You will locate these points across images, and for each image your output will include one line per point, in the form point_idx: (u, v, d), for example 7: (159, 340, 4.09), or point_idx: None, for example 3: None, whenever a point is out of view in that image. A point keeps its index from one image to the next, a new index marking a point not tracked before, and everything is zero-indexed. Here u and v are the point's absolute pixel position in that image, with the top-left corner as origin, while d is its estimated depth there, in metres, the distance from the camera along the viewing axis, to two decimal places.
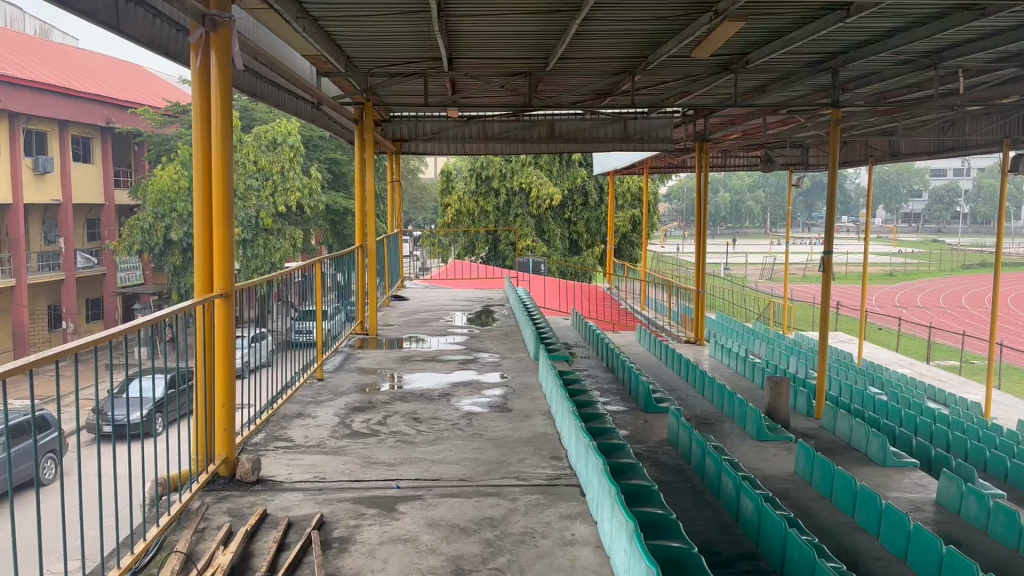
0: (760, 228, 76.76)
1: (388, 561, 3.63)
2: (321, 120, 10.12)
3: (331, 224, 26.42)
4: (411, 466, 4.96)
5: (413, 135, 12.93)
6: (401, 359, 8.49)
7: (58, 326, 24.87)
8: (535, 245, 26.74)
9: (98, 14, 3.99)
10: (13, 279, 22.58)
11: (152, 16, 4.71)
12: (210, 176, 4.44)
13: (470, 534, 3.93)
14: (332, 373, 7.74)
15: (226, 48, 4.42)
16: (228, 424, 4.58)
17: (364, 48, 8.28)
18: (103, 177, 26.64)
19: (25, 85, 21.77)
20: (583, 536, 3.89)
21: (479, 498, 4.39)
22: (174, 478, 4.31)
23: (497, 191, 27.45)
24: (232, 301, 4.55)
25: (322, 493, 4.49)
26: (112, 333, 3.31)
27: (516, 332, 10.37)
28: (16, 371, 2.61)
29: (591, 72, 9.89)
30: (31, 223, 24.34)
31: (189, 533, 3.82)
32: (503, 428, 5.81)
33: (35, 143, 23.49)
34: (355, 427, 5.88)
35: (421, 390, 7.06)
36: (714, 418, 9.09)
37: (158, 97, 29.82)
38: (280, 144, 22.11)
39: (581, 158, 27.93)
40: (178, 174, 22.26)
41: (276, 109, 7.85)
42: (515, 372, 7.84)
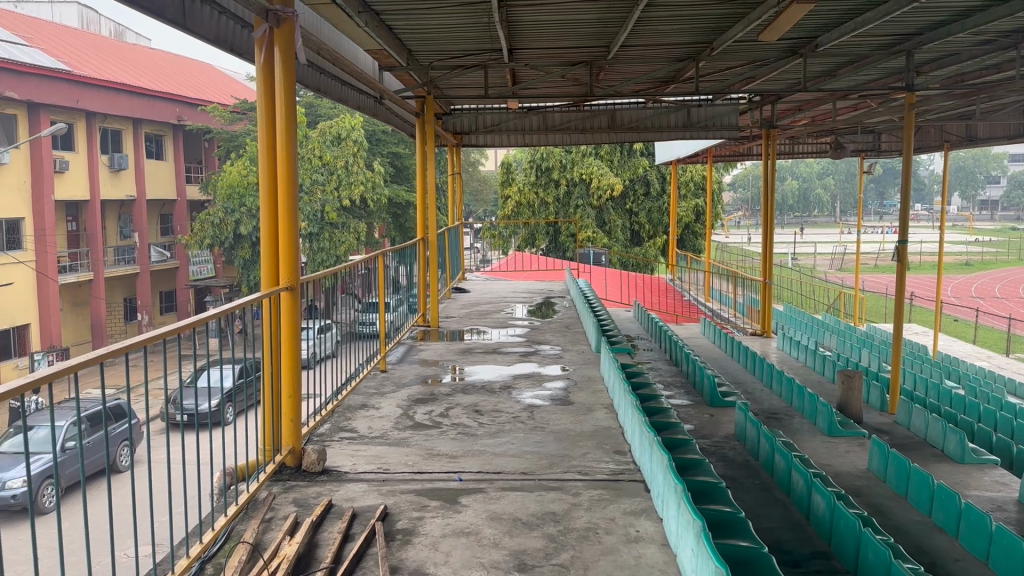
0: (830, 216, 74.99)
1: (451, 554, 3.62)
2: (383, 114, 10.19)
3: (393, 217, 26.72)
4: (473, 459, 4.95)
5: (473, 127, 12.89)
6: (462, 351, 8.50)
7: (134, 317, 26.06)
8: (596, 237, 26.61)
9: (165, 12, 4.05)
10: (91, 273, 23.55)
11: (218, 13, 4.80)
12: (275, 170, 4.50)
13: (532, 529, 3.89)
14: (396, 365, 7.83)
15: (289, 43, 4.49)
16: (295, 415, 4.65)
17: (424, 41, 8.27)
18: (176, 174, 27.49)
19: (100, 84, 22.59)
20: (649, 533, 3.81)
21: (541, 492, 4.36)
22: (242, 468, 4.39)
23: (557, 182, 27.34)
24: (298, 295, 4.61)
25: (387, 485, 4.52)
26: (182, 325, 3.38)
27: (577, 324, 10.26)
28: (89, 365, 2.67)
29: (653, 59, 9.71)
30: (107, 219, 25.33)
31: (256, 523, 3.87)
32: (566, 422, 5.75)
33: (110, 140, 24.41)
34: (417, 419, 5.90)
35: (483, 382, 7.06)
36: (783, 412, 8.85)
37: (226, 94, 30.60)
38: (344, 138, 22.47)
39: (642, 147, 27.64)
40: (246, 170, 22.82)
41: (340, 104, 8.05)
42: (577, 365, 7.78)
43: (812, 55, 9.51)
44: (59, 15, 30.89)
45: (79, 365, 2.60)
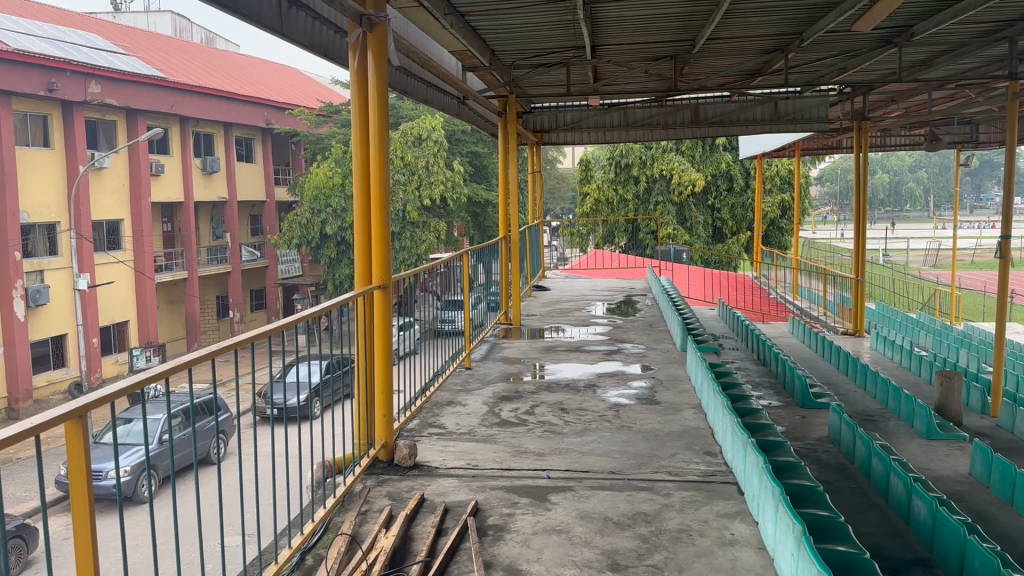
0: (923, 210, 72.00)
1: (543, 551, 3.65)
2: (465, 114, 10.28)
3: (473, 216, 26.95)
4: (561, 457, 4.96)
5: (553, 125, 12.89)
6: (545, 349, 8.52)
7: (226, 315, 27.23)
8: (677, 234, 26.30)
9: (264, 19, 4.20)
10: (185, 272, 24.57)
11: (313, 19, 4.95)
12: (369, 172, 4.64)
13: (624, 529, 3.88)
14: (479, 362, 7.91)
15: (382, 48, 4.62)
16: (387, 411, 4.75)
17: (508, 40, 8.31)
18: (265, 176, 28.40)
19: (193, 90, 23.55)
20: (744, 537, 3.76)
21: (631, 493, 4.34)
22: (338, 461, 4.50)
23: (637, 178, 27.03)
24: (390, 292, 4.72)
25: (476, 481, 4.57)
26: (285, 322, 3.48)
27: (660, 323, 10.14)
28: (204, 360, 2.75)
29: (741, 51, 9.50)
30: (200, 220, 26.39)
31: (353, 515, 3.99)
32: (653, 422, 5.70)
33: (203, 144, 25.41)
34: (503, 416, 5.95)
35: (566, 381, 7.04)
36: (878, 414, 8.56)
37: (311, 97, 31.46)
38: (425, 139, 22.81)
39: (725, 141, 27.12)
40: (332, 171, 23.45)
41: (425, 105, 8.25)
42: (662, 364, 7.71)
43: (908, 44, 9.15)
44: (154, 24, 32.37)
45: (193, 361, 2.65)
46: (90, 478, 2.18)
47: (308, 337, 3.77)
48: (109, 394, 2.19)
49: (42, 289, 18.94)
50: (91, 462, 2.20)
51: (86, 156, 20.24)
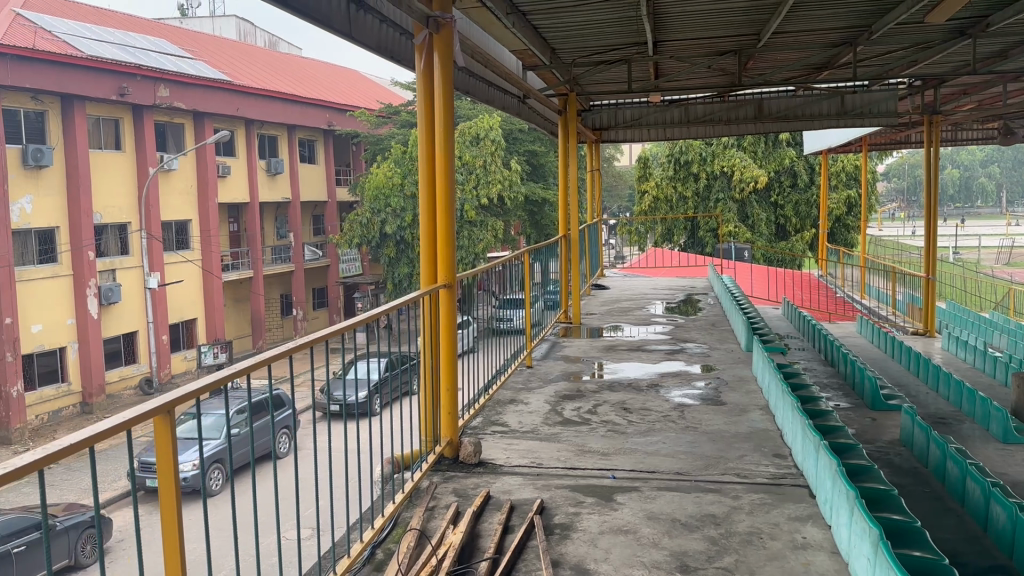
0: (996, 207, 69.43)
1: (611, 551, 3.63)
2: (526, 114, 10.28)
3: (530, 215, 26.98)
4: (626, 457, 4.93)
5: (613, 123, 12.83)
6: (606, 348, 8.49)
7: (289, 312, 27.88)
8: (738, 231, 25.89)
9: (333, 22, 4.28)
10: (251, 271, 25.20)
11: (381, 21, 5.02)
12: (435, 171, 4.69)
13: (692, 530, 3.85)
14: (540, 361, 7.92)
15: (448, 49, 4.68)
16: (453, 408, 4.79)
17: (569, 38, 8.28)
18: (327, 176, 28.95)
19: (257, 93, 24.17)
20: (816, 541, 3.69)
21: (699, 494, 4.29)
22: (405, 457, 4.56)
23: (697, 175, 26.66)
24: (455, 291, 4.76)
25: (541, 479, 4.58)
26: (358, 319, 3.52)
27: (723, 322, 10.01)
28: (281, 356, 2.79)
29: (806, 45, 9.31)
30: (265, 220, 27.02)
31: (421, 511, 4.05)
32: (719, 423, 5.63)
33: (268, 146, 26.02)
34: (566, 415, 5.95)
35: (628, 380, 7.00)
36: (951, 417, 8.28)
37: (372, 99, 31.94)
38: (483, 138, 22.91)
39: (789, 137, 26.58)
40: (391, 171, 23.73)
41: (488, 105, 8.31)
42: (727, 364, 7.59)
43: (983, 35, 8.83)
44: (220, 28, 33.26)
45: (271, 357, 2.70)
46: (177, 469, 2.25)
47: (371, 336, 3.81)
48: (194, 391, 2.25)
49: (113, 288, 19.65)
50: (178, 457, 2.26)
51: (155, 158, 20.91)
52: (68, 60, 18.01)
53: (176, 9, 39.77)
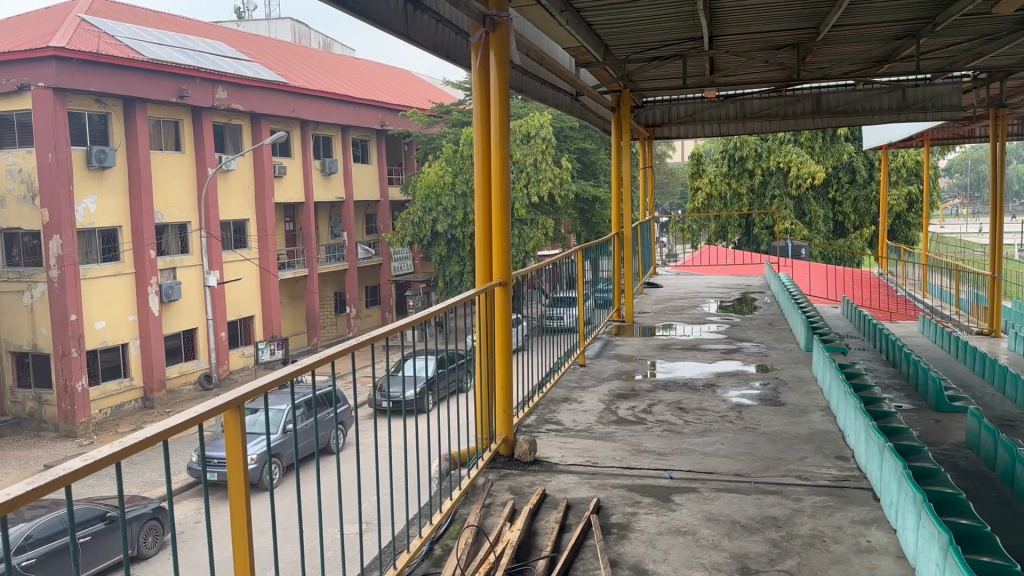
0: None
1: (669, 552, 3.60)
2: (578, 111, 10.24)
3: (581, 213, 26.89)
4: (683, 457, 4.89)
5: (666, 120, 12.69)
6: (660, 347, 8.41)
7: (344, 310, 28.31)
8: (795, 228, 25.39)
9: (390, 22, 4.32)
10: (306, 270, 25.62)
11: (437, 21, 5.05)
12: (490, 170, 4.71)
13: (753, 533, 3.79)
14: (594, 360, 7.89)
15: (505, 46, 4.69)
16: (508, 406, 4.80)
17: (623, 34, 8.23)
18: (380, 176, 29.28)
19: (312, 94, 24.59)
20: (881, 544, 3.61)
21: (759, 496, 4.23)
22: (461, 454, 4.58)
23: (751, 171, 26.18)
24: (510, 290, 4.78)
25: (597, 478, 4.56)
26: (419, 315, 3.54)
27: (781, 321, 9.83)
28: (343, 353, 2.82)
29: (867, 38, 9.09)
30: (319, 219, 27.42)
31: (478, 508, 4.07)
32: (779, 424, 5.53)
33: (322, 146, 26.44)
34: (621, 414, 5.90)
35: (683, 380, 6.93)
36: (1021, 420, 7.99)
37: (423, 98, 32.22)
38: (533, 137, 22.89)
39: (847, 132, 26.02)
40: (443, 170, 23.93)
41: (541, 103, 8.31)
42: (786, 364, 7.45)
43: None
44: (276, 31, 33.89)
45: (334, 354, 2.74)
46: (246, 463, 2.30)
47: (428, 333, 3.81)
48: (261, 387, 2.30)
49: (174, 286, 20.18)
50: (247, 450, 2.31)
51: (214, 159, 21.41)
52: (129, 64, 18.56)
53: (234, 12, 40.66)
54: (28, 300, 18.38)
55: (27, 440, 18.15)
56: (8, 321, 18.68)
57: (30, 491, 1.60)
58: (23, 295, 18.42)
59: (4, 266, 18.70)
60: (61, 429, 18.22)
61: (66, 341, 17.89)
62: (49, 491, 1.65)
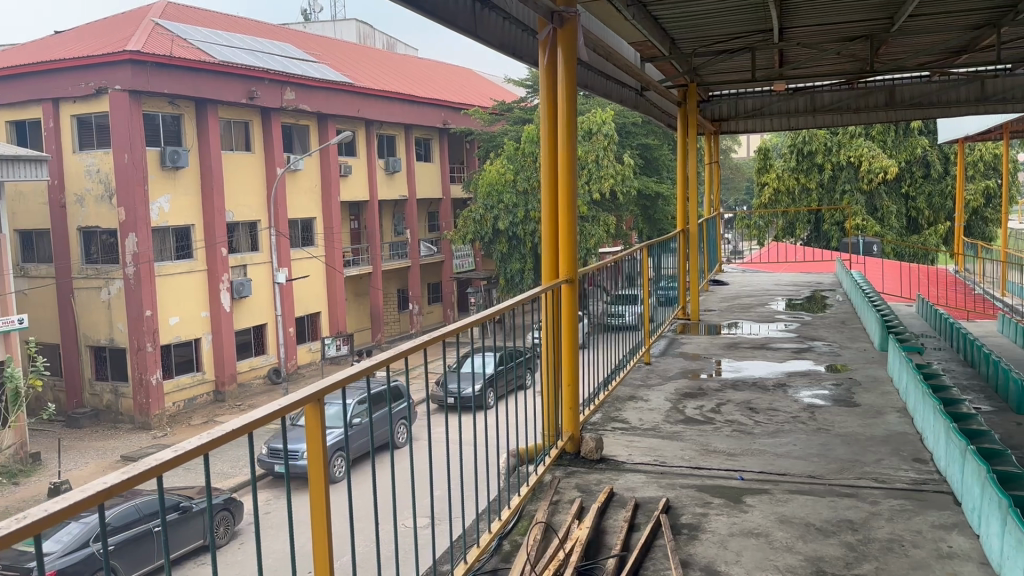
0: None
1: (742, 554, 3.54)
2: (643, 106, 10.14)
3: (643, 209, 26.63)
4: (754, 458, 4.80)
5: (733, 113, 12.46)
6: (728, 346, 8.28)
7: (406, 307, 28.70)
8: (866, 224, 24.68)
9: (459, 21, 4.35)
10: (370, 267, 25.99)
11: (504, 18, 5.05)
12: (556, 168, 4.71)
13: (828, 536, 3.70)
14: (659, 358, 7.83)
15: (572, 43, 4.67)
16: (574, 404, 4.78)
17: (690, 28, 8.12)
18: (442, 174, 29.55)
19: (377, 94, 24.96)
20: (963, 550, 3.49)
21: (833, 498, 4.13)
22: (527, 451, 4.57)
23: (821, 166, 25.51)
24: (576, 288, 4.76)
25: (665, 477, 4.52)
26: (489, 312, 3.54)
27: (854, 320, 9.56)
28: (415, 350, 2.83)
29: (945, 28, 8.77)
30: (383, 217, 27.78)
31: (546, 505, 4.08)
32: (853, 425, 5.39)
33: (386, 145, 26.79)
34: (688, 413, 5.83)
35: (752, 380, 6.81)
36: None
37: (485, 97, 32.40)
38: (596, 133, 22.80)
39: (920, 125, 25.41)
40: (504, 167, 24.06)
41: (606, 99, 8.28)
42: (859, 364, 7.25)
43: None
44: (341, 32, 34.49)
45: (408, 350, 2.76)
46: (326, 457, 2.35)
47: (496, 330, 3.81)
48: (342, 380, 2.35)
49: (244, 282, 20.76)
50: (326, 442, 2.36)
51: (282, 159, 21.90)
52: (201, 66, 19.12)
53: (301, 14, 41.56)
54: (106, 296, 19.09)
55: (106, 431, 18.91)
56: (87, 316, 19.46)
57: (126, 480, 1.67)
58: (101, 291, 19.14)
59: (83, 263, 19.47)
60: (137, 421, 18.88)
61: (142, 336, 18.54)
62: (142, 481, 1.71)
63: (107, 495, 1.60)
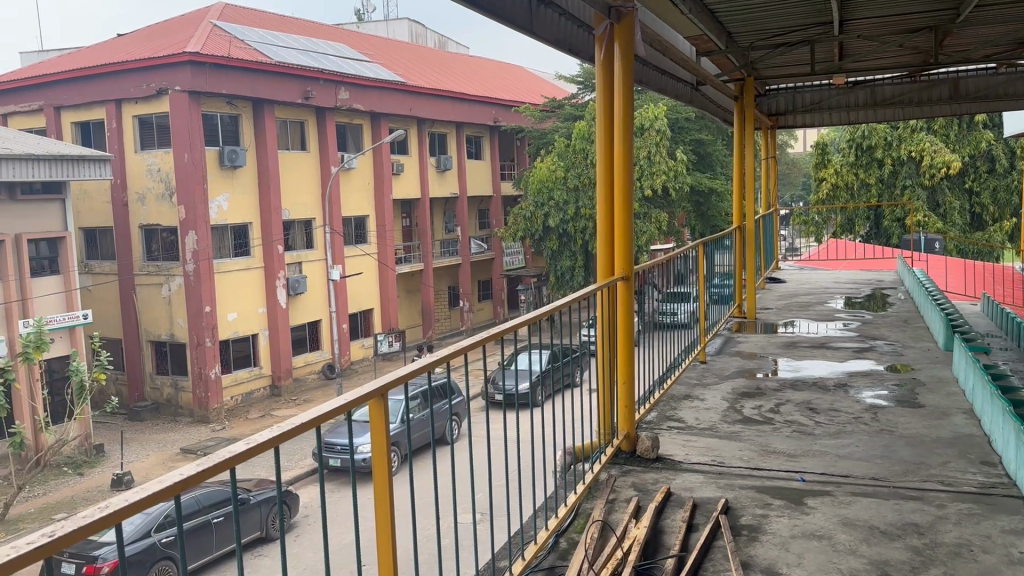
0: None
1: (804, 557, 3.48)
2: (698, 101, 9.99)
3: (696, 205, 26.30)
4: (815, 459, 4.71)
5: (791, 108, 12.10)
6: (786, 345, 8.13)
7: (457, 304, 28.90)
8: (928, 221, 24.00)
9: (515, 18, 4.34)
10: (421, 264, 26.22)
11: (558, 15, 5.00)
12: (612, 165, 4.69)
13: (893, 539, 3.61)
14: (715, 357, 7.74)
15: (630, 38, 4.66)
16: (630, 402, 4.74)
17: (747, 21, 7.98)
18: (492, 172, 29.62)
19: (428, 93, 25.10)
20: None
21: (898, 501, 4.02)
22: (583, 449, 4.53)
23: (881, 161, 24.85)
24: (632, 285, 4.73)
25: (723, 478, 4.45)
26: (544, 309, 3.53)
27: (917, 319, 9.30)
28: (473, 347, 2.84)
29: (1014, 17, 8.45)
30: (435, 214, 27.97)
31: (602, 503, 4.06)
32: (917, 427, 5.25)
33: (438, 143, 26.96)
34: (746, 413, 5.74)
35: (812, 379, 6.68)
36: None
37: (536, 94, 32.35)
38: (648, 129, 22.60)
39: (985, 118, 24.64)
40: (555, 165, 24.06)
41: (661, 94, 8.19)
42: (923, 364, 7.05)
43: None
44: (394, 31, 34.82)
45: (466, 346, 2.76)
46: (388, 452, 2.38)
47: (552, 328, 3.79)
48: (405, 375, 2.38)
49: (300, 279, 21.11)
50: (389, 433, 2.39)
51: (336, 157, 22.19)
52: (256, 67, 19.47)
53: (355, 14, 42.08)
54: (166, 293, 19.61)
55: (166, 424, 19.44)
56: (148, 312, 20.02)
57: (202, 471, 1.71)
58: (162, 288, 19.66)
59: (145, 260, 20.08)
60: (196, 414, 19.32)
61: (201, 332, 19.00)
62: (214, 474, 1.74)
63: (183, 486, 1.64)
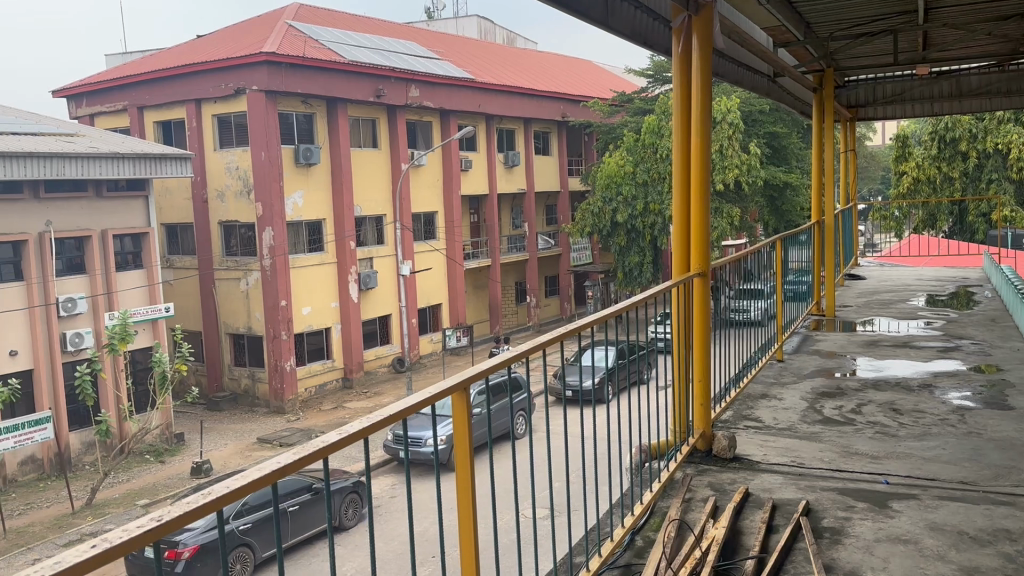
0: None
1: (890, 561, 3.39)
2: (775, 93, 9.77)
3: (770, 200, 25.70)
4: (899, 461, 4.58)
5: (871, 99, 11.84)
6: (866, 344, 7.90)
7: (524, 299, 28.99)
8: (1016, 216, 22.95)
9: (593, 13, 4.33)
10: (489, 260, 26.38)
11: (635, 8, 4.96)
12: (689, 159, 4.63)
13: (984, 545, 3.49)
14: (792, 355, 7.59)
15: (707, 30, 4.61)
16: (706, 399, 4.69)
17: (827, 11, 7.77)
18: (560, 167, 29.57)
19: (496, 89, 25.17)
20: None
21: (989, 506, 3.89)
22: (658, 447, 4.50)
23: (965, 154, 23.95)
24: (708, 281, 4.68)
25: (804, 479, 4.37)
26: (620, 306, 3.52)
27: (1005, 318, 8.92)
28: (553, 342, 2.84)
29: None
30: (503, 210, 28.09)
31: (678, 502, 4.03)
32: (1008, 429, 5.05)
33: (506, 139, 27.05)
34: (826, 413, 5.62)
35: (894, 380, 6.48)
36: None
37: (604, 88, 32.14)
38: (719, 122, 22.15)
39: None
40: (624, 160, 23.90)
41: (736, 86, 8.05)
42: (1013, 365, 6.76)
43: None
44: (463, 29, 35.08)
45: (544, 342, 2.75)
46: (471, 448, 2.43)
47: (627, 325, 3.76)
48: (487, 368, 2.40)
49: (371, 274, 21.50)
50: (471, 427, 2.42)
51: (406, 154, 22.50)
52: (330, 66, 19.88)
53: (425, 14, 42.59)
54: (245, 287, 20.23)
55: (243, 414, 20.07)
56: (227, 305, 20.69)
57: (297, 460, 1.77)
58: (240, 282, 20.28)
59: (224, 255, 20.70)
60: (273, 405, 19.86)
61: (278, 325, 19.57)
62: (308, 464, 1.80)
63: (280, 475, 1.69)
